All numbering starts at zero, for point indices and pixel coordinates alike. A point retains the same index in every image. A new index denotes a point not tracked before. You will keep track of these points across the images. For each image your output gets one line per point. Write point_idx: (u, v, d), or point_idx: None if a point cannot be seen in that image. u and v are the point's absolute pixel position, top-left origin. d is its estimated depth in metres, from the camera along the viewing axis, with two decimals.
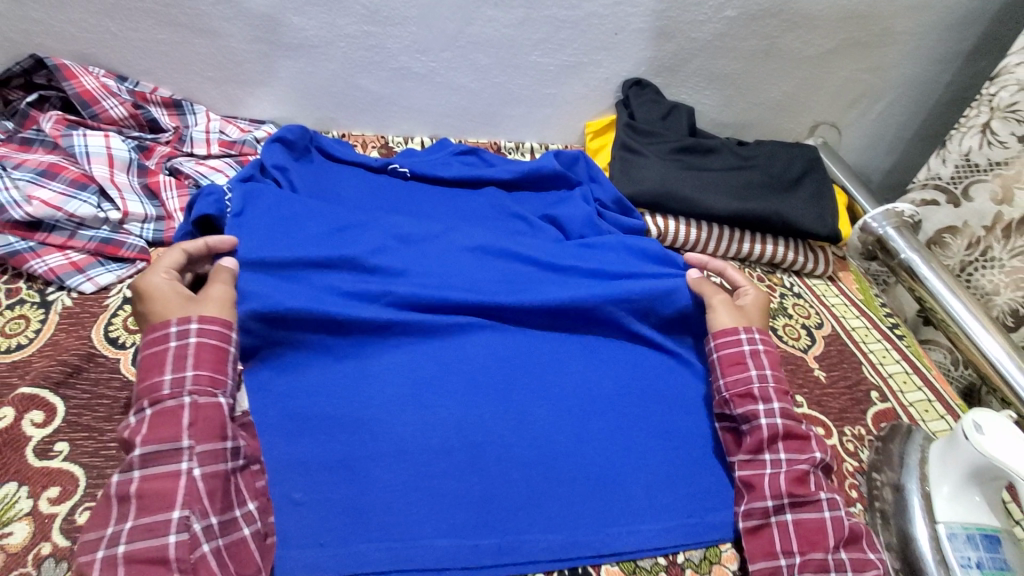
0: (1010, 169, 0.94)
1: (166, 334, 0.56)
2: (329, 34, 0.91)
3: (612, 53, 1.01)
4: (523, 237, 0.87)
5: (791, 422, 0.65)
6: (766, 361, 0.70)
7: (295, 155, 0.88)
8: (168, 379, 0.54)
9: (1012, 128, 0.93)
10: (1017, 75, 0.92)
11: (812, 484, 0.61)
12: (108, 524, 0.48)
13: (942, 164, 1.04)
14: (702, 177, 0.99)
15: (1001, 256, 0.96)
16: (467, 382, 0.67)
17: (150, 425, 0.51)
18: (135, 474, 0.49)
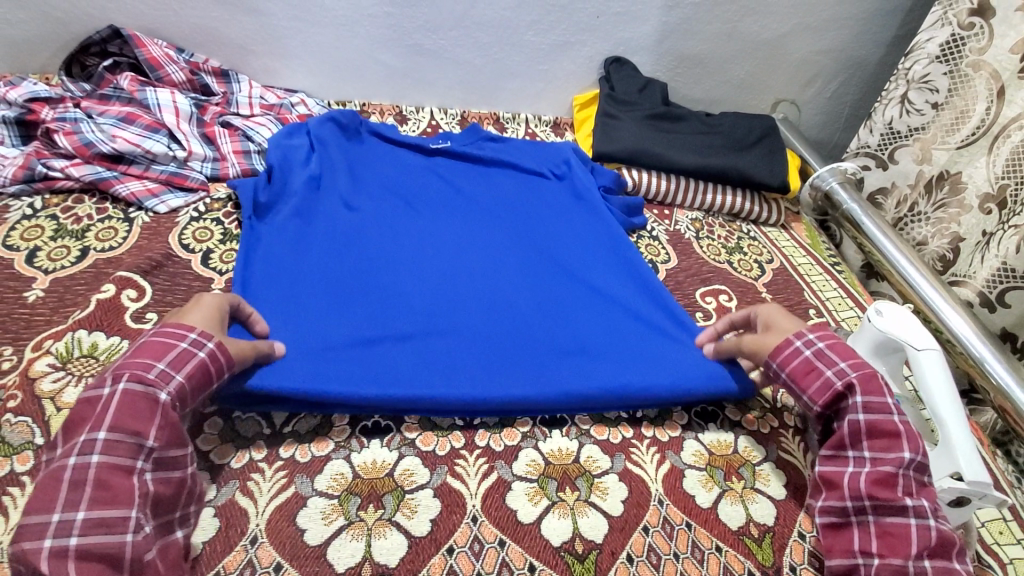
0: (925, 133, 1.09)
1: (182, 334, 0.58)
2: (355, 14, 1.09)
3: (595, 34, 1.17)
4: (535, 200, 1.02)
5: (878, 417, 0.62)
6: (837, 356, 0.66)
7: (347, 136, 1.04)
8: (158, 370, 0.54)
9: (926, 97, 1.08)
10: (927, 50, 1.06)
11: (899, 489, 0.59)
12: (55, 509, 0.46)
13: (870, 134, 1.20)
14: (671, 138, 1.13)
15: (926, 210, 1.11)
16: (475, 293, 0.82)
17: (121, 410, 0.51)
18: (94, 460, 0.49)
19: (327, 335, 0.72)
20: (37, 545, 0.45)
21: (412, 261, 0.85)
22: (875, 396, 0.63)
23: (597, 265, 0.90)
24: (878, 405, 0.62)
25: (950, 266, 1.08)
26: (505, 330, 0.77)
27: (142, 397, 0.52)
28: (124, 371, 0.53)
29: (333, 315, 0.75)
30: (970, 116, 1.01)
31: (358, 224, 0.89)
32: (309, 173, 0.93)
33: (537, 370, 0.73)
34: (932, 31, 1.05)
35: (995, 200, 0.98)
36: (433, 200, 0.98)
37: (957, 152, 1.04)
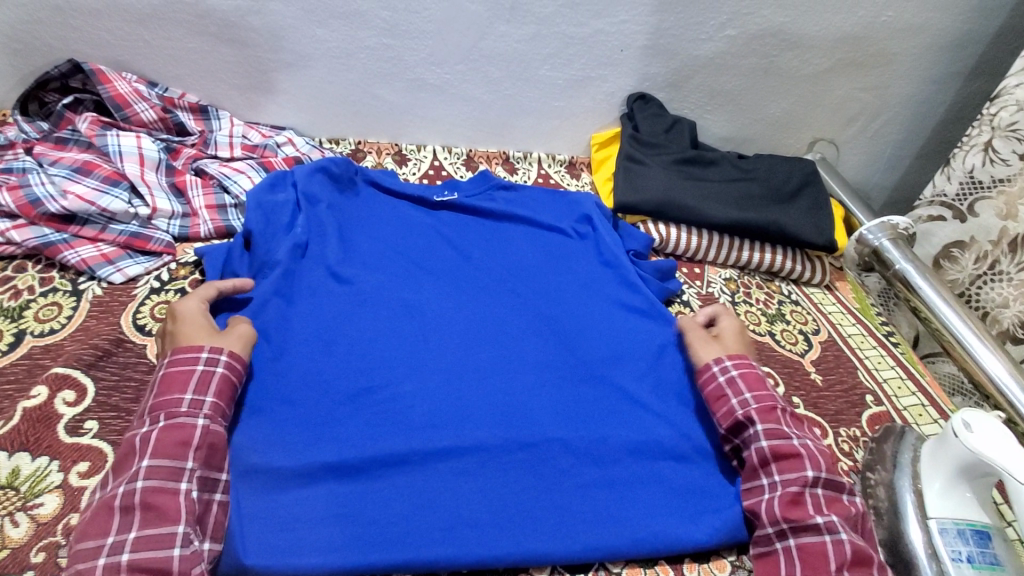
0: (1012, 186, 0.96)
1: (195, 357, 0.60)
2: (350, 46, 0.96)
3: (618, 69, 1.05)
4: (554, 267, 0.90)
5: (777, 441, 0.64)
6: (745, 386, 0.69)
7: (340, 187, 0.92)
8: (187, 399, 0.57)
9: (1013, 147, 0.95)
10: (1016, 96, 0.94)
11: (810, 506, 0.60)
12: (109, 533, 0.50)
13: (947, 181, 1.06)
14: (702, 188, 1.01)
15: (1008, 269, 0.98)
16: (483, 396, 0.71)
17: (159, 440, 0.54)
18: (138, 485, 0.52)
19: (308, 462, 0.61)
20: (95, 566, 0.48)
21: (411, 354, 0.73)
22: (773, 423, 0.65)
23: (626, 352, 0.79)
24: (774, 429, 0.65)
25: None
26: (517, 451, 0.66)
27: (176, 422, 0.55)
28: (158, 406, 0.56)
29: (315, 435, 0.64)
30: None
31: (350, 305, 0.77)
32: (295, 241, 0.81)
33: (552, 511, 0.62)
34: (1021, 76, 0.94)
35: None
36: (437, 269, 0.86)
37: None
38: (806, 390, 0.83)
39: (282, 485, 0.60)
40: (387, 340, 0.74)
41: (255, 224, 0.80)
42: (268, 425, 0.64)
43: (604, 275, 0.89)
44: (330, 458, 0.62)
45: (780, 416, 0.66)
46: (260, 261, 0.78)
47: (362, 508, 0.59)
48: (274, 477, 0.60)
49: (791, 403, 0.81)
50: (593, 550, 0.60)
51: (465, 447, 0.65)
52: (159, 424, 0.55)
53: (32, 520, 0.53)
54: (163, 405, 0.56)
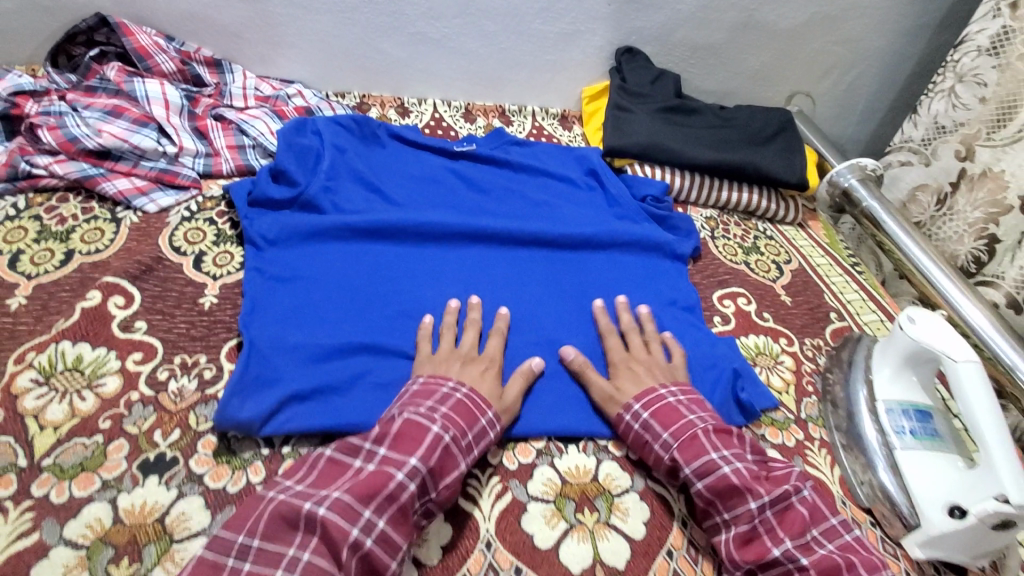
0: (969, 128, 1.00)
1: (485, 410, 0.64)
2: (355, 1, 1.03)
3: (605, 23, 1.13)
4: (562, 203, 0.99)
5: (711, 478, 0.62)
6: (660, 426, 0.66)
7: (366, 142, 1.00)
8: (468, 437, 0.61)
9: (973, 91, 0.98)
10: (976, 42, 0.97)
11: (766, 544, 0.59)
12: (370, 509, 0.53)
13: (914, 127, 1.09)
14: (685, 133, 1.09)
15: (963, 207, 1.00)
16: (497, 303, 0.81)
17: (435, 455, 0.58)
18: (408, 484, 0.55)
19: (335, 343, 0.69)
20: (348, 531, 0.52)
21: (432, 270, 0.83)
22: (699, 460, 0.63)
23: (621, 275, 0.89)
24: (704, 464, 0.63)
25: (983, 268, 0.98)
26: (524, 346, 0.76)
27: (449, 449, 0.59)
28: (449, 423, 0.61)
29: (347, 325, 0.73)
30: (1018, 110, 0.92)
31: (375, 224, 0.85)
32: (320, 180, 0.89)
33: (549, 403, 0.71)
34: (982, 22, 0.97)
35: None
36: (455, 205, 0.95)
37: (1003, 148, 0.94)
38: (774, 306, 0.92)
39: (320, 360, 0.68)
40: (411, 259, 0.84)
41: (286, 160, 0.88)
42: (306, 319, 0.73)
43: (608, 210, 1.00)
44: (353, 356, 0.70)
45: (706, 448, 0.64)
46: (288, 192, 0.86)
47: (388, 383, 0.68)
48: (315, 352, 0.69)
49: (761, 318, 0.89)
50: (584, 426, 0.70)
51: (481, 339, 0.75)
52: (441, 436, 0.59)
53: (98, 396, 0.62)
54: (453, 426, 0.61)
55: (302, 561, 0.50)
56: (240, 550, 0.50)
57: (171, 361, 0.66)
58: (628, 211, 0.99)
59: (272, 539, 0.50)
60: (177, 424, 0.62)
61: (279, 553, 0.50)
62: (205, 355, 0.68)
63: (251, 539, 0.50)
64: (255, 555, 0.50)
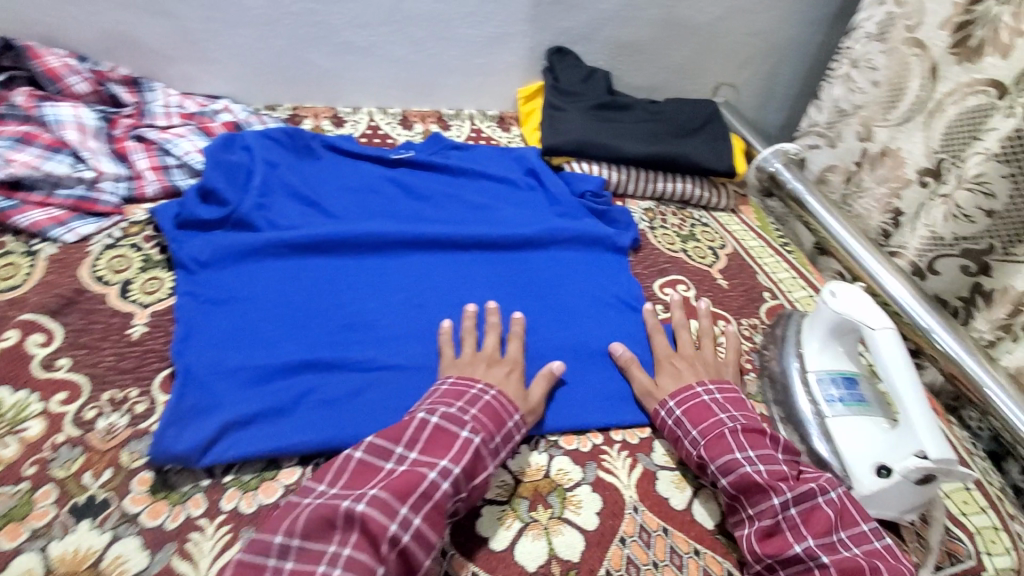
0: (864, 110, 1.07)
1: (509, 414, 0.66)
2: (277, 12, 1.02)
3: (533, 25, 1.15)
4: (502, 206, 1.01)
5: (737, 475, 0.64)
6: (691, 422, 0.70)
7: (299, 155, 0.99)
8: (495, 441, 0.63)
9: (865, 75, 1.06)
10: (865, 29, 1.06)
11: (788, 538, 0.60)
12: (408, 504, 0.54)
13: (818, 112, 1.17)
14: (618, 128, 1.12)
15: (868, 184, 1.08)
16: (442, 310, 0.81)
17: (465, 455, 0.60)
18: (441, 483, 0.56)
19: (275, 364, 0.68)
20: (386, 525, 0.52)
21: (374, 282, 0.83)
22: (725, 456, 0.65)
23: (563, 272, 0.91)
24: (728, 461, 0.65)
25: (891, 239, 1.04)
26: (471, 349, 0.76)
27: (478, 450, 0.61)
28: (479, 425, 0.63)
29: (287, 344, 0.72)
30: (906, 92, 0.99)
31: (312, 240, 0.83)
32: (253, 198, 0.87)
33: (568, 403, 0.74)
34: (870, 10, 1.05)
35: (932, 173, 0.95)
36: (394, 214, 0.95)
37: (897, 127, 1.01)
38: (712, 291, 0.96)
39: (261, 383, 0.67)
40: (352, 272, 0.83)
41: (214, 179, 0.86)
42: (244, 341, 0.71)
43: (548, 208, 1.02)
44: (296, 376, 0.69)
45: (731, 444, 0.66)
46: (218, 212, 0.84)
47: (334, 401, 0.67)
48: (255, 375, 0.67)
49: (701, 303, 0.93)
50: (535, 424, 0.71)
51: (425, 348, 0.75)
52: (471, 438, 0.61)
53: (20, 441, 0.59)
54: (482, 428, 0.63)
55: (344, 556, 0.50)
56: (279, 550, 0.51)
57: (100, 397, 0.63)
58: (568, 209, 1.01)
59: (312, 538, 0.51)
60: (108, 463, 0.59)
61: (322, 551, 0.51)
62: (137, 388, 0.65)
63: (290, 538, 0.51)
64: (297, 554, 0.51)
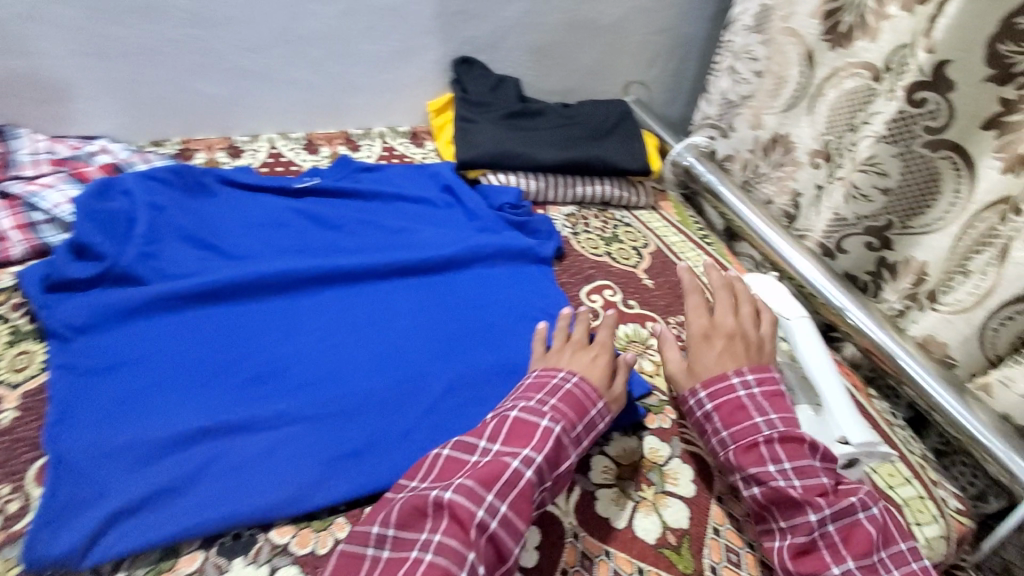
0: (752, 100, 1.10)
1: (593, 400, 0.67)
2: (153, 41, 0.94)
3: (435, 37, 1.11)
4: (420, 227, 0.97)
5: (771, 490, 0.63)
6: (721, 421, 0.68)
7: (191, 193, 0.90)
8: (577, 430, 0.64)
9: (748, 66, 1.09)
10: (742, 22, 1.08)
11: (824, 556, 0.60)
12: (493, 491, 0.56)
13: (708, 105, 1.21)
14: (531, 136, 1.10)
15: (766, 170, 1.11)
16: (360, 347, 0.76)
17: (544, 445, 0.60)
18: (523, 472, 0.58)
19: (168, 434, 0.62)
20: (474, 511, 0.54)
21: (280, 326, 0.76)
22: (757, 466, 0.64)
23: (486, 290, 0.88)
24: (759, 473, 0.64)
25: (795, 221, 1.07)
26: (391, 388, 0.72)
27: (559, 439, 0.62)
28: (558, 414, 0.64)
29: (183, 410, 0.66)
30: (787, 81, 1.03)
31: (206, 287, 0.76)
32: (136, 248, 0.79)
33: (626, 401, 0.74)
34: (743, 4, 1.07)
35: (822, 155, 1.00)
36: (302, 247, 0.89)
37: (783, 114, 1.05)
38: (640, 293, 0.96)
39: (153, 459, 0.61)
40: (255, 316, 0.77)
41: (88, 232, 0.77)
42: (132, 413, 0.64)
43: (467, 225, 0.99)
44: (192, 445, 0.63)
45: (764, 454, 0.64)
46: (95, 269, 0.76)
47: (238, 467, 0.62)
48: (146, 451, 0.61)
49: (628, 307, 0.93)
50: None
51: (338, 391, 0.70)
52: (553, 426, 0.62)
53: None
54: (562, 418, 0.64)
55: (435, 541, 0.52)
56: (376, 539, 0.54)
57: None
58: (489, 224, 0.98)
59: (406, 527, 0.54)
60: None
61: (415, 538, 0.53)
62: (7, 485, 0.58)
63: (386, 528, 0.54)
64: (394, 543, 0.53)
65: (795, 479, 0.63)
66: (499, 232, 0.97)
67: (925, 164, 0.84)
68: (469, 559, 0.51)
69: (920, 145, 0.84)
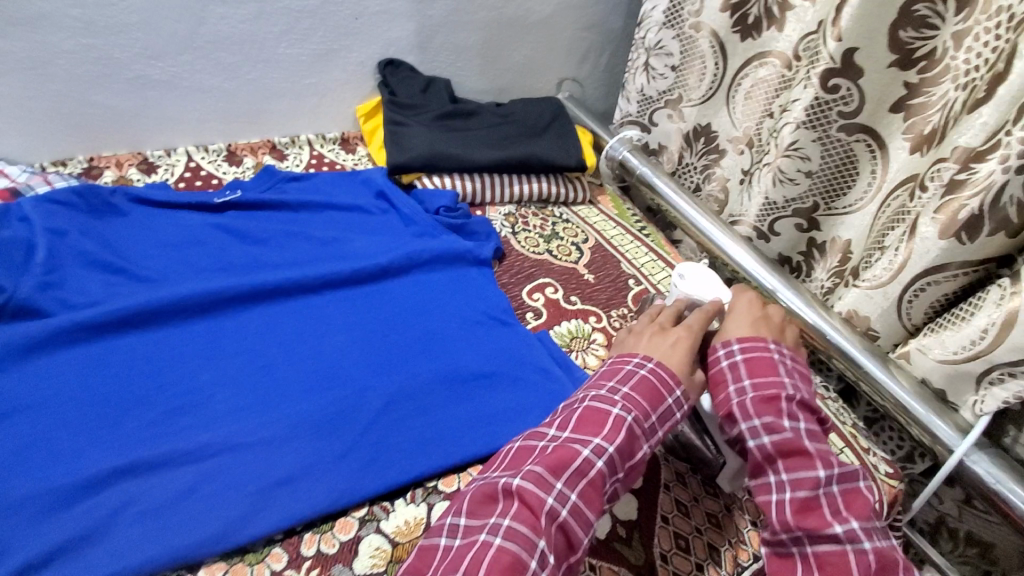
0: (672, 95, 1.13)
1: (670, 386, 0.65)
2: (45, 53, 0.86)
3: (359, 38, 1.08)
4: (354, 235, 0.93)
5: (784, 440, 0.61)
6: (746, 371, 0.67)
7: (97, 214, 0.84)
8: (652, 420, 0.62)
9: (664, 62, 1.10)
10: (654, 18, 1.09)
11: (826, 513, 0.59)
12: (562, 480, 0.55)
13: (628, 103, 1.21)
14: (466, 136, 1.09)
15: (692, 161, 1.15)
16: (291, 367, 0.72)
17: (616, 437, 0.59)
18: (593, 463, 0.57)
19: (78, 479, 0.58)
20: (544, 499, 0.54)
21: (202, 352, 0.72)
22: (772, 417, 0.63)
23: (425, 298, 0.86)
24: (774, 423, 0.62)
25: (726, 207, 1.11)
26: (326, 407, 0.69)
27: (633, 430, 0.60)
28: (632, 403, 0.62)
29: (94, 450, 0.61)
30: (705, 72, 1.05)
31: (116, 315, 0.71)
32: (35, 277, 0.73)
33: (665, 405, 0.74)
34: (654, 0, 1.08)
35: (744, 142, 1.04)
36: (226, 265, 0.84)
37: (703, 106, 1.08)
38: (581, 288, 0.96)
39: (62, 506, 0.56)
40: (174, 342, 0.72)
41: None
42: (36, 459, 0.59)
43: (403, 230, 0.96)
44: (107, 488, 0.58)
45: (783, 408, 0.63)
46: None
47: (162, 506, 0.58)
48: (54, 498, 0.57)
49: (569, 303, 0.93)
50: (407, 476, 0.65)
51: (267, 417, 0.67)
52: (625, 416, 0.60)
53: None
54: (634, 407, 0.62)
55: (504, 526, 0.52)
56: (449, 529, 0.54)
57: None
58: (426, 229, 0.96)
59: (476, 514, 0.54)
60: None
61: (483, 523, 0.53)
62: None
63: (457, 517, 0.54)
64: (465, 530, 0.53)
65: (808, 435, 0.62)
66: (437, 236, 0.95)
67: (842, 147, 0.88)
68: (540, 547, 0.51)
69: (836, 129, 0.87)
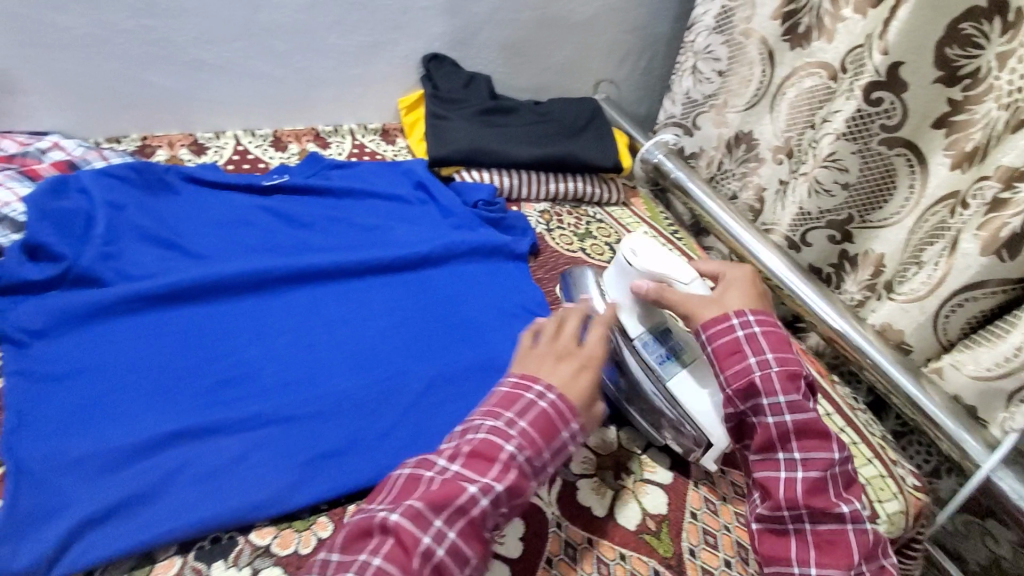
0: (717, 99, 1.13)
1: (567, 422, 0.60)
2: (105, 32, 0.90)
3: (406, 32, 1.10)
4: (396, 224, 0.96)
5: (803, 419, 0.64)
6: (767, 345, 0.68)
7: (152, 190, 0.87)
8: (546, 457, 0.58)
9: (711, 66, 1.11)
10: (704, 22, 1.10)
11: (831, 494, 0.63)
12: (439, 520, 0.51)
13: (672, 104, 1.22)
14: (505, 132, 1.10)
15: (730, 167, 1.15)
16: (335, 347, 0.75)
17: (507, 474, 0.55)
18: (477, 503, 0.53)
19: (135, 442, 0.60)
20: (420, 537, 0.50)
21: (250, 328, 0.74)
22: (795, 396, 0.65)
23: (464, 288, 0.88)
24: (797, 402, 0.65)
25: (761, 215, 1.11)
26: (369, 387, 0.71)
27: (523, 468, 0.56)
28: (523, 441, 0.57)
29: (149, 416, 0.64)
30: (751, 80, 1.06)
31: (171, 289, 0.74)
32: (95, 249, 0.76)
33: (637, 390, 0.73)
34: (705, 5, 1.10)
35: (784, 151, 1.04)
36: (273, 246, 0.87)
37: (746, 113, 1.09)
38: None
39: (119, 466, 0.59)
40: (223, 318, 0.75)
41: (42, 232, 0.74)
42: (95, 420, 0.62)
43: (442, 221, 0.98)
44: (162, 451, 0.61)
45: (800, 387, 0.66)
46: (51, 271, 0.72)
47: (212, 471, 0.60)
48: (112, 458, 0.59)
49: None
50: None
51: (313, 392, 0.69)
52: (512, 454, 0.56)
53: None
54: (528, 446, 0.57)
55: (372, 566, 0.48)
56: (323, 561, 0.50)
57: None
58: (465, 221, 0.98)
59: (351, 548, 0.50)
60: None
61: (353, 560, 0.49)
62: None
63: (330, 552, 0.50)
64: (336, 566, 0.49)
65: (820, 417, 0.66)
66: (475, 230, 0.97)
67: (883, 160, 0.89)
68: None
69: (877, 142, 0.88)
